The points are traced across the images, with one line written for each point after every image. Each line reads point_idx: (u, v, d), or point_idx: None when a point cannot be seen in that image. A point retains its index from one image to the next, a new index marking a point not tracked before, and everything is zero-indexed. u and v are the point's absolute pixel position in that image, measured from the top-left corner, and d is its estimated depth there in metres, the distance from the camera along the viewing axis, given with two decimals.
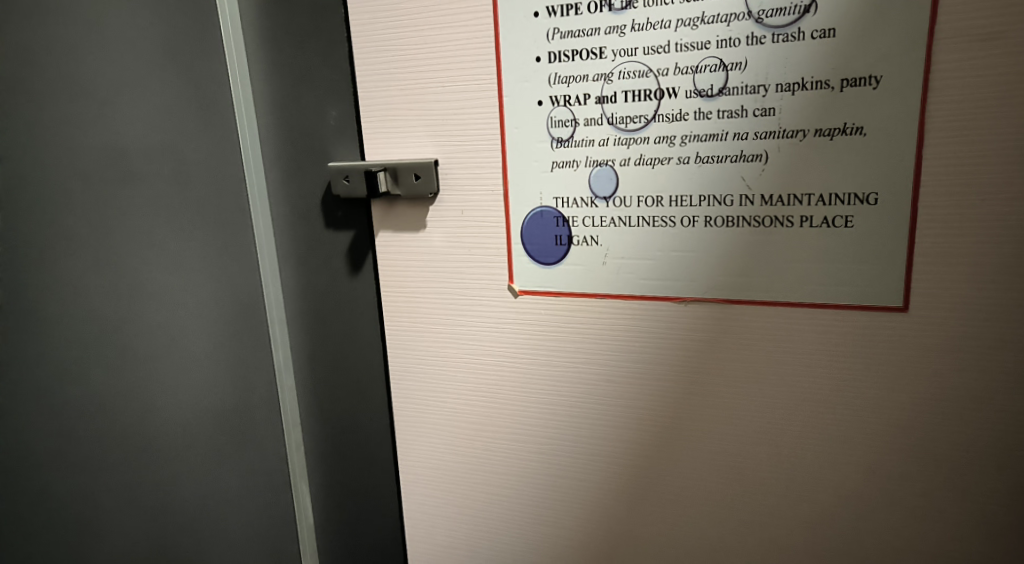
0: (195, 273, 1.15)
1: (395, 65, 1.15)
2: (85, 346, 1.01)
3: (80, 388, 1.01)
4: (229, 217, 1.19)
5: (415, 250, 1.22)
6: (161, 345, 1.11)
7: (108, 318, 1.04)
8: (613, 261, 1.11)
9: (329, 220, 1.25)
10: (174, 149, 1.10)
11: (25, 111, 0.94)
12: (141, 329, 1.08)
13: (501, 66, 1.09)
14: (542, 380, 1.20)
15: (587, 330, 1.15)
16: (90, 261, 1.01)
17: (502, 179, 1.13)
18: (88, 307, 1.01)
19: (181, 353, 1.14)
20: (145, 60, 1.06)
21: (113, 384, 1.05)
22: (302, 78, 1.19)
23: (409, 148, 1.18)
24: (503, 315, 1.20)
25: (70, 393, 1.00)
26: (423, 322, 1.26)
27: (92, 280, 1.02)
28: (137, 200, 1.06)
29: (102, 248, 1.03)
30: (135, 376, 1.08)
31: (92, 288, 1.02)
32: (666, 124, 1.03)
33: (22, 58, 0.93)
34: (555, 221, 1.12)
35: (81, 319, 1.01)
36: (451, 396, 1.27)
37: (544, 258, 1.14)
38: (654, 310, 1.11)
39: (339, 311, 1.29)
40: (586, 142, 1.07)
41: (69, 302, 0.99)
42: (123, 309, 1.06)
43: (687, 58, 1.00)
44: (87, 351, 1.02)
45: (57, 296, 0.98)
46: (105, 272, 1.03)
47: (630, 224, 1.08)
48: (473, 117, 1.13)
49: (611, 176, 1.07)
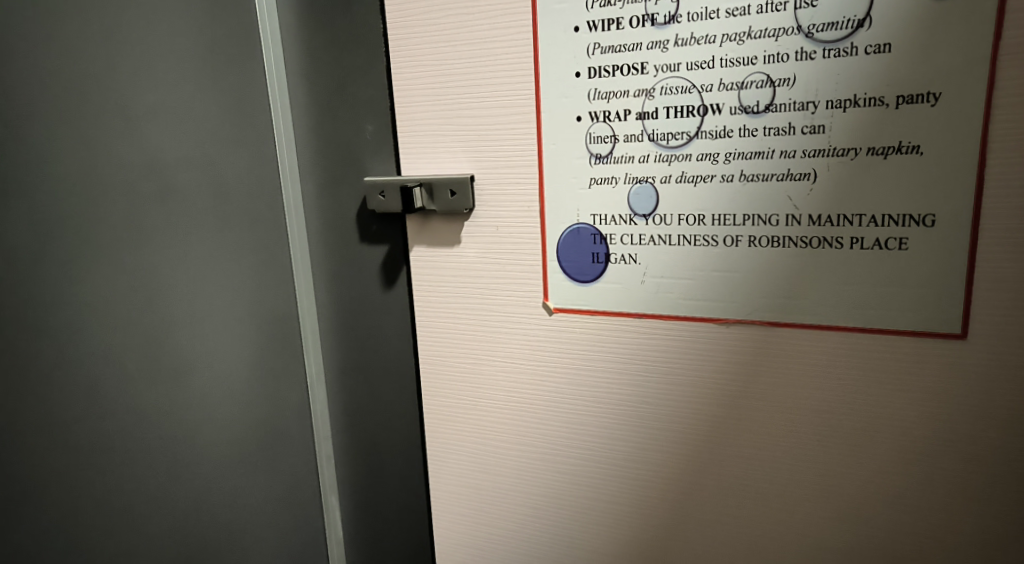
0: (231, 288, 1.15)
1: (432, 79, 1.14)
2: (122, 362, 1.01)
3: (116, 402, 1.01)
4: (264, 231, 1.19)
5: (449, 267, 1.21)
6: (195, 359, 1.11)
7: (146, 332, 1.04)
8: (651, 280, 1.08)
9: (363, 233, 1.24)
10: (212, 164, 1.10)
11: (68, 126, 0.94)
12: (176, 343, 1.08)
13: (539, 81, 1.07)
14: (575, 400, 1.18)
15: (623, 352, 1.12)
16: (128, 274, 1.01)
17: (539, 195, 1.11)
18: (125, 321, 1.01)
19: (215, 368, 1.14)
20: (186, 76, 1.06)
21: (148, 398, 1.05)
22: (339, 93, 1.18)
23: (444, 163, 1.17)
24: (538, 333, 1.18)
25: (105, 407, 1.00)
26: (456, 339, 1.24)
27: (130, 294, 1.02)
28: (176, 215, 1.07)
29: (140, 261, 1.03)
30: (170, 390, 1.08)
31: (130, 302, 1.02)
32: (709, 141, 1.00)
33: (66, 73, 0.94)
34: (592, 238, 1.10)
35: (118, 333, 1.01)
36: (485, 415, 1.25)
37: (580, 276, 1.12)
38: (693, 331, 1.07)
39: (371, 326, 1.28)
40: (626, 158, 1.05)
41: (105, 317, 0.99)
42: (160, 323, 1.06)
43: (733, 74, 0.97)
44: (123, 365, 1.01)
45: (95, 311, 0.98)
46: (142, 285, 1.03)
47: (669, 242, 1.05)
48: (509, 132, 1.11)
49: (650, 193, 1.04)
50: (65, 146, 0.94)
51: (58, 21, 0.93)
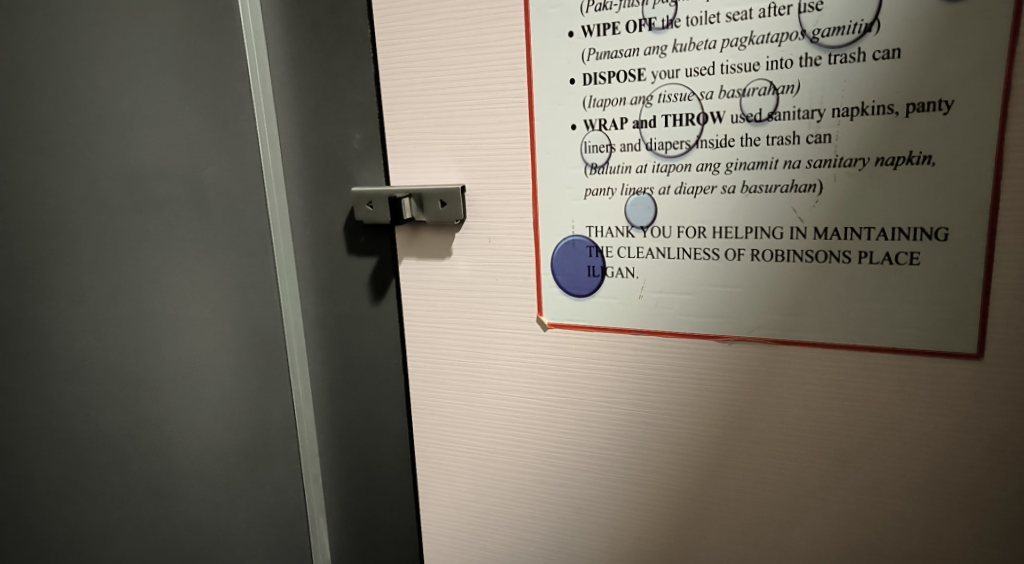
0: (215, 304, 1.11)
1: (422, 86, 1.10)
2: (101, 383, 0.97)
3: (93, 426, 0.96)
4: (249, 244, 1.15)
5: (440, 280, 1.17)
6: (177, 378, 1.06)
7: (125, 352, 0.99)
8: (649, 295, 1.03)
9: (351, 245, 1.20)
10: (195, 174, 1.06)
11: (46, 135, 0.89)
12: (157, 361, 1.03)
13: (533, 87, 1.03)
14: (571, 419, 1.14)
15: (620, 370, 1.08)
16: (107, 290, 0.97)
17: (533, 206, 1.07)
18: (104, 340, 0.97)
19: (197, 387, 1.09)
20: (166, 83, 1.01)
21: (127, 420, 1.00)
22: (326, 100, 1.14)
23: (434, 173, 1.13)
24: (533, 350, 1.13)
25: (82, 431, 0.95)
26: (447, 355, 1.20)
27: (109, 311, 0.97)
28: (157, 228, 1.02)
29: (120, 276, 0.98)
30: (152, 411, 1.03)
31: (108, 319, 0.97)
32: (709, 151, 0.96)
33: (42, 80, 0.89)
34: (588, 251, 1.06)
35: (95, 353, 0.96)
36: (478, 434, 1.21)
37: (575, 290, 1.08)
38: (694, 348, 1.03)
39: (360, 341, 1.24)
40: (623, 168, 1.01)
41: (82, 336, 0.94)
42: (141, 341, 1.01)
43: (734, 81, 0.93)
44: (101, 386, 0.97)
45: (71, 329, 0.93)
46: (122, 301, 0.98)
47: (668, 256, 1.01)
48: (502, 141, 1.07)
49: (648, 204, 1.00)
50: (41, 156, 0.89)
51: (33, 24, 0.88)
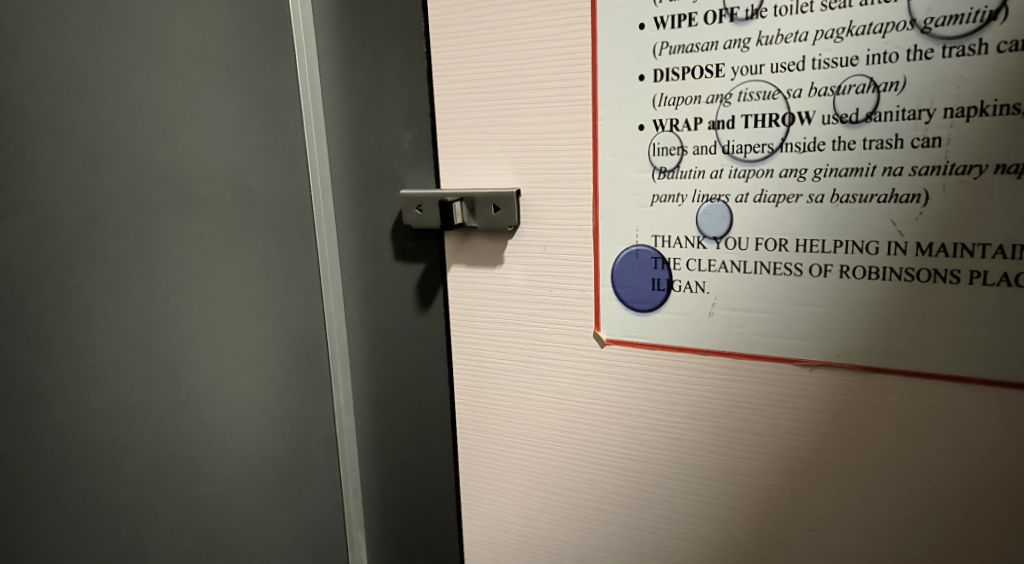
0: (255, 311, 1.05)
1: (478, 81, 1.03)
2: (136, 394, 0.91)
3: (129, 438, 0.90)
4: (292, 247, 1.09)
5: (490, 290, 1.10)
6: (214, 388, 1.00)
7: (161, 361, 0.93)
8: (721, 313, 0.94)
9: (397, 250, 1.13)
10: (239, 174, 1.00)
11: (85, 128, 0.83)
12: (193, 371, 0.97)
13: (597, 84, 0.95)
14: (627, 444, 1.05)
15: (685, 393, 0.99)
16: (145, 294, 0.91)
17: (594, 212, 0.99)
18: (143, 347, 0.91)
19: (235, 398, 1.03)
20: (211, 75, 0.96)
21: (162, 433, 0.94)
22: (376, 97, 1.08)
23: (487, 176, 1.05)
24: (589, 367, 1.05)
25: (118, 444, 0.89)
26: (496, 370, 1.12)
27: (146, 317, 0.91)
28: (198, 229, 0.96)
29: (158, 280, 0.92)
30: (188, 424, 0.97)
31: (148, 325, 0.91)
32: (795, 155, 0.86)
33: (84, 69, 0.83)
34: (653, 262, 0.97)
35: (131, 362, 0.90)
36: (526, 455, 1.13)
37: (638, 305, 1.00)
38: (769, 372, 0.94)
39: (405, 352, 1.17)
40: (695, 173, 0.92)
41: (122, 343, 0.89)
42: (178, 349, 0.95)
43: (827, 77, 0.84)
44: (136, 398, 0.91)
45: (110, 337, 0.87)
46: (160, 307, 0.93)
47: (743, 269, 0.92)
48: (562, 142, 0.99)
49: (724, 213, 0.91)
50: (80, 150, 0.83)
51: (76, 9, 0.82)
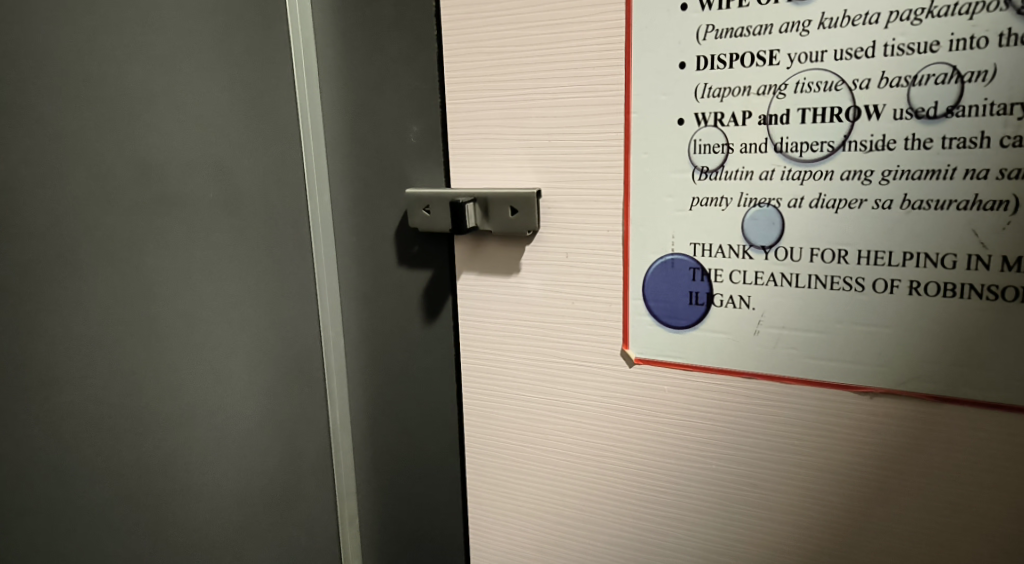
0: (243, 321, 0.94)
1: (496, 69, 0.92)
2: (108, 418, 0.80)
3: (97, 471, 0.79)
4: (285, 251, 0.99)
5: (505, 300, 0.99)
6: (198, 408, 0.90)
7: (137, 379, 0.82)
8: (768, 331, 0.84)
9: (403, 255, 1.03)
10: (226, 169, 0.90)
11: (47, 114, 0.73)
12: (175, 390, 0.87)
13: (632, 73, 0.85)
14: (655, 473, 0.95)
15: (723, 419, 0.89)
16: (119, 304, 0.80)
17: (624, 216, 0.89)
18: (116, 366, 0.80)
19: (221, 418, 0.93)
20: (195, 57, 0.85)
21: (138, 461, 0.83)
22: (380, 85, 0.98)
23: (504, 174, 0.95)
24: (614, 389, 0.95)
25: (86, 476, 0.79)
26: (509, 388, 1.02)
27: (120, 330, 0.80)
28: (180, 230, 0.85)
29: (135, 288, 0.81)
30: (167, 450, 0.86)
31: (121, 342, 0.81)
32: (860, 155, 0.76)
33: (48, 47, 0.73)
34: (690, 272, 0.87)
35: (103, 381, 0.79)
36: (542, 482, 1.03)
37: (672, 320, 0.89)
38: (821, 399, 0.83)
39: (409, 366, 1.07)
40: (742, 174, 0.82)
41: (89, 362, 0.78)
42: (157, 365, 0.84)
43: (901, 66, 0.73)
44: (108, 422, 0.80)
45: (75, 355, 0.77)
46: (137, 318, 0.82)
47: (795, 283, 0.82)
48: (590, 137, 0.88)
49: (774, 219, 0.81)
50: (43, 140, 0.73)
51: None
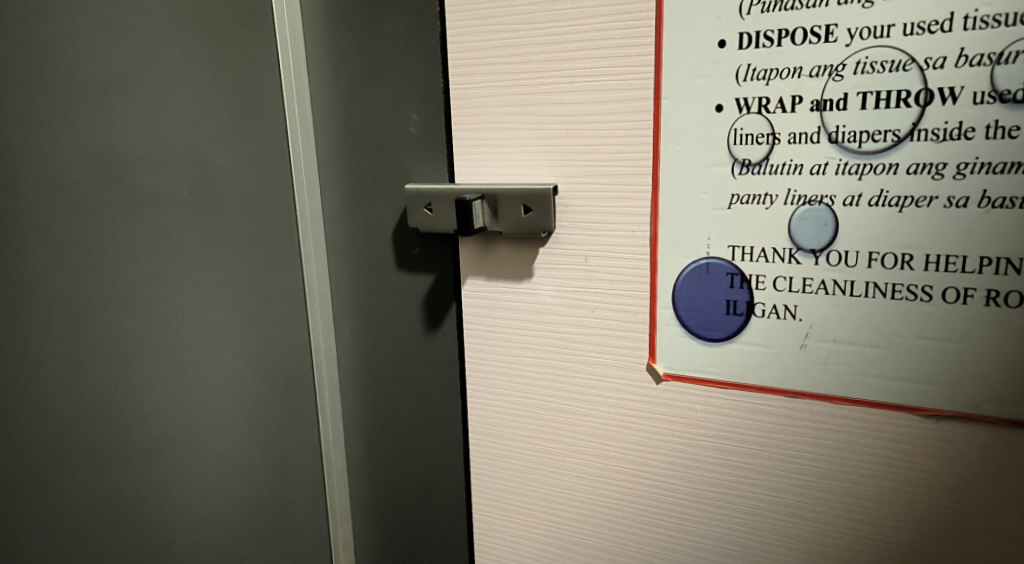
0: (224, 332, 0.86)
1: (508, 49, 0.82)
2: (72, 445, 0.71)
3: (59, 504, 0.71)
4: (271, 255, 0.90)
5: (516, 309, 0.89)
6: (175, 430, 0.81)
7: (105, 401, 0.74)
8: (816, 345, 0.75)
9: (402, 258, 0.93)
10: (203, 162, 0.81)
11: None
12: (148, 410, 0.78)
13: (664, 53, 0.75)
14: (684, 501, 0.85)
15: (763, 443, 0.80)
16: (83, 318, 0.71)
17: (653, 214, 0.79)
18: (73, 387, 0.71)
19: (201, 440, 0.84)
20: (169, 35, 0.76)
21: (106, 491, 0.75)
22: (377, 69, 0.88)
23: (515, 168, 0.85)
24: (640, 407, 0.85)
25: (44, 512, 0.70)
26: (520, 406, 0.92)
27: (84, 346, 0.71)
28: (153, 234, 0.77)
29: (102, 299, 0.73)
30: (141, 478, 0.78)
31: (85, 360, 0.72)
32: (930, 146, 0.67)
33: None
34: (728, 279, 0.77)
35: (65, 405, 0.70)
36: (557, 507, 0.94)
37: (706, 331, 0.80)
38: (875, 421, 0.74)
39: (409, 380, 0.97)
40: (790, 167, 0.72)
41: (48, 382, 0.69)
42: (128, 384, 0.76)
43: (982, 42, 0.64)
44: (71, 449, 0.71)
45: (32, 375, 0.68)
46: (104, 333, 0.73)
47: (850, 291, 0.72)
48: (615, 126, 0.79)
49: (825, 219, 0.72)
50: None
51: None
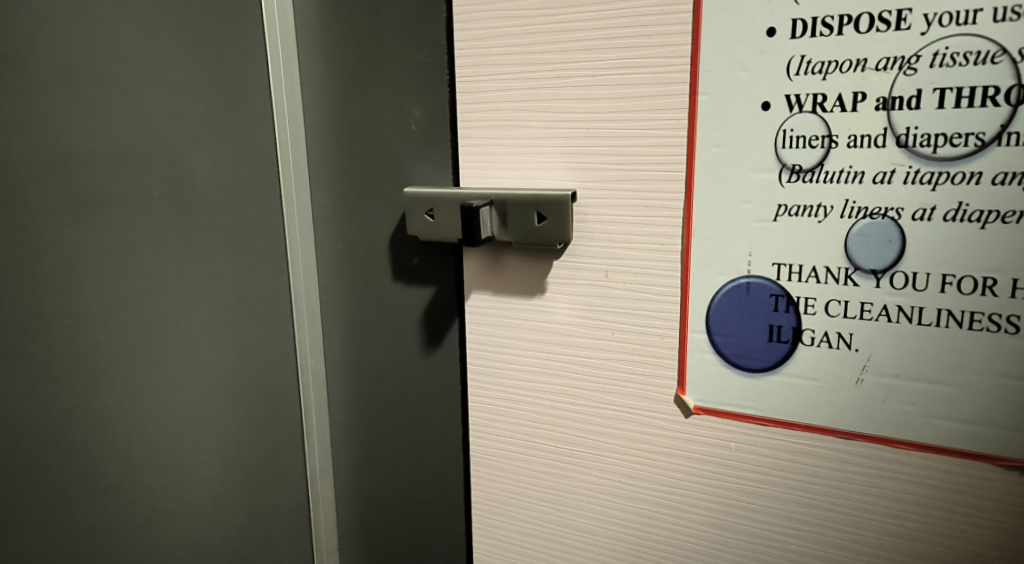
0: (196, 349, 0.78)
1: (521, 37, 0.72)
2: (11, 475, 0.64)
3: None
4: (252, 263, 0.82)
5: (526, 330, 0.79)
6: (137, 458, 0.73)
7: (53, 425, 0.66)
8: (875, 380, 0.65)
9: (400, 269, 0.83)
10: (176, 160, 0.73)
11: None
12: (105, 437, 0.70)
13: (703, 42, 0.65)
14: (712, 549, 0.76)
15: (808, 488, 0.70)
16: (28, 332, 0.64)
17: (687, 226, 0.69)
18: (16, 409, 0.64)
19: (168, 469, 0.76)
20: (137, 17, 0.69)
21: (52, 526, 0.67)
22: (374, 58, 0.78)
23: (528, 171, 0.75)
24: (666, 443, 0.75)
25: None
26: (530, 438, 0.82)
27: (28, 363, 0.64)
28: (114, 240, 0.69)
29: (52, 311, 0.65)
30: (94, 511, 0.70)
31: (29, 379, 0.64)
32: (1021, 152, 0.58)
33: None
34: (771, 301, 0.68)
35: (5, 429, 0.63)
36: (567, 551, 0.84)
37: (745, 361, 0.70)
38: (940, 469, 0.65)
39: (406, 405, 0.88)
40: (848, 175, 0.63)
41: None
42: (82, 407, 0.68)
43: None
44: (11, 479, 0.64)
45: None
46: (52, 349, 0.66)
47: (917, 319, 0.63)
48: (643, 125, 0.69)
49: (890, 236, 0.62)
50: None
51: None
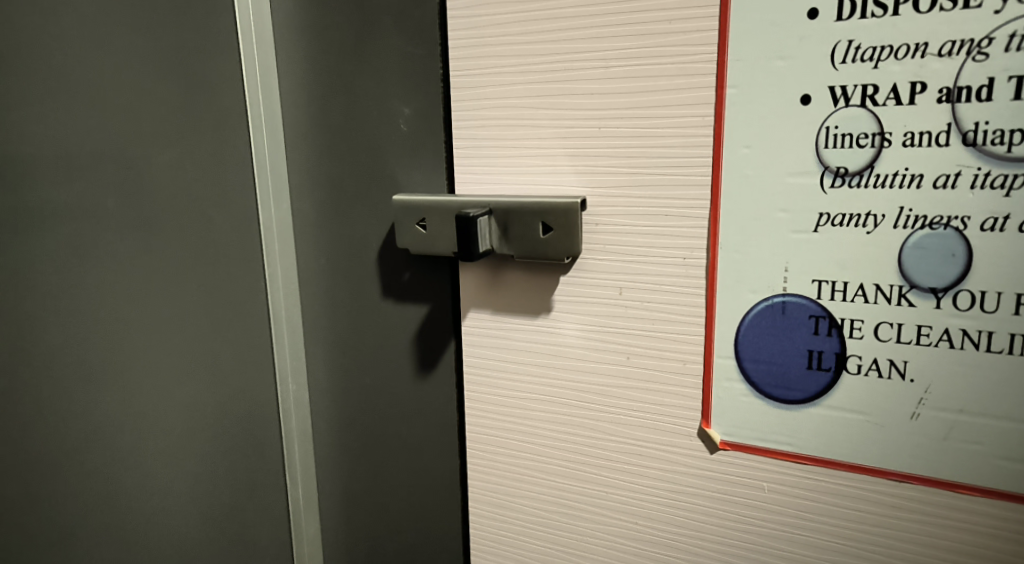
0: (163, 382, 0.69)
1: (524, 24, 0.64)
2: None
3: None
4: (223, 282, 0.73)
5: (530, 355, 0.71)
6: (96, 508, 0.64)
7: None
8: (933, 415, 0.57)
9: (390, 287, 0.74)
10: (134, 169, 0.65)
11: None
12: (56, 487, 0.61)
13: (733, 26, 0.57)
14: None
15: (853, 535, 0.61)
16: None
17: (715, 238, 0.61)
18: None
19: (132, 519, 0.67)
20: (87, 5, 0.60)
21: None
22: (358, 50, 0.70)
23: (531, 176, 0.66)
24: (689, 482, 0.67)
25: None
26: (535, 474, 0.73)
27: None
28: (61, 262, 0.60)
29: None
30: None
31: None
32: None
33: None
34: (810, 323, 0.59)
35: None
36: None
37: (780, 391, 0.61)
38: (1008, 518, 0.57)
39: (396, 436, 0.79)
40: (904, 178, 0.54)
41: None
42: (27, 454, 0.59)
43: None
44: None
45: None
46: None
47: (984, 345, 0.55)
48: (662, 123, 0.61)
49: (951, 249, 0.54)
50: None
51: None
